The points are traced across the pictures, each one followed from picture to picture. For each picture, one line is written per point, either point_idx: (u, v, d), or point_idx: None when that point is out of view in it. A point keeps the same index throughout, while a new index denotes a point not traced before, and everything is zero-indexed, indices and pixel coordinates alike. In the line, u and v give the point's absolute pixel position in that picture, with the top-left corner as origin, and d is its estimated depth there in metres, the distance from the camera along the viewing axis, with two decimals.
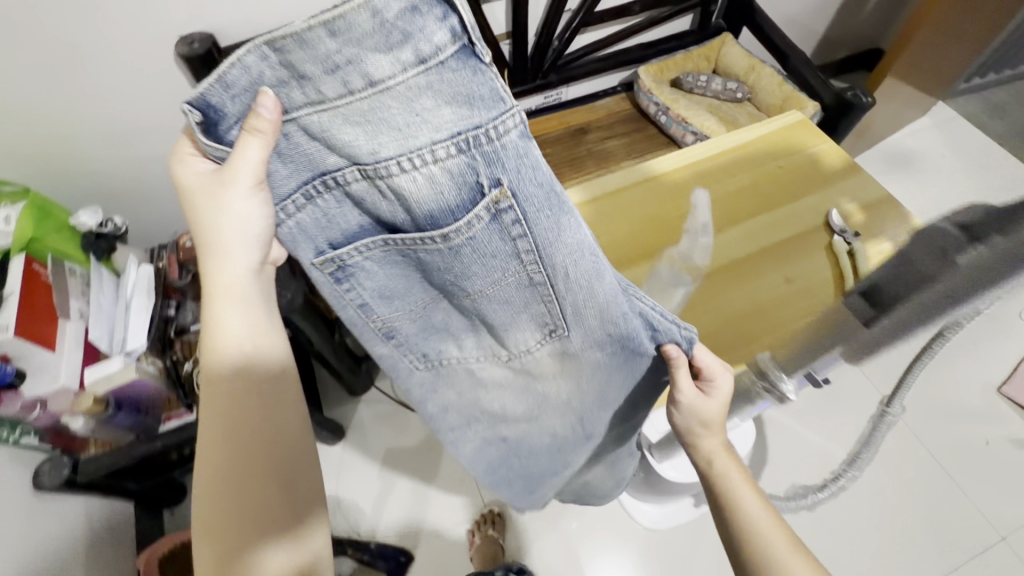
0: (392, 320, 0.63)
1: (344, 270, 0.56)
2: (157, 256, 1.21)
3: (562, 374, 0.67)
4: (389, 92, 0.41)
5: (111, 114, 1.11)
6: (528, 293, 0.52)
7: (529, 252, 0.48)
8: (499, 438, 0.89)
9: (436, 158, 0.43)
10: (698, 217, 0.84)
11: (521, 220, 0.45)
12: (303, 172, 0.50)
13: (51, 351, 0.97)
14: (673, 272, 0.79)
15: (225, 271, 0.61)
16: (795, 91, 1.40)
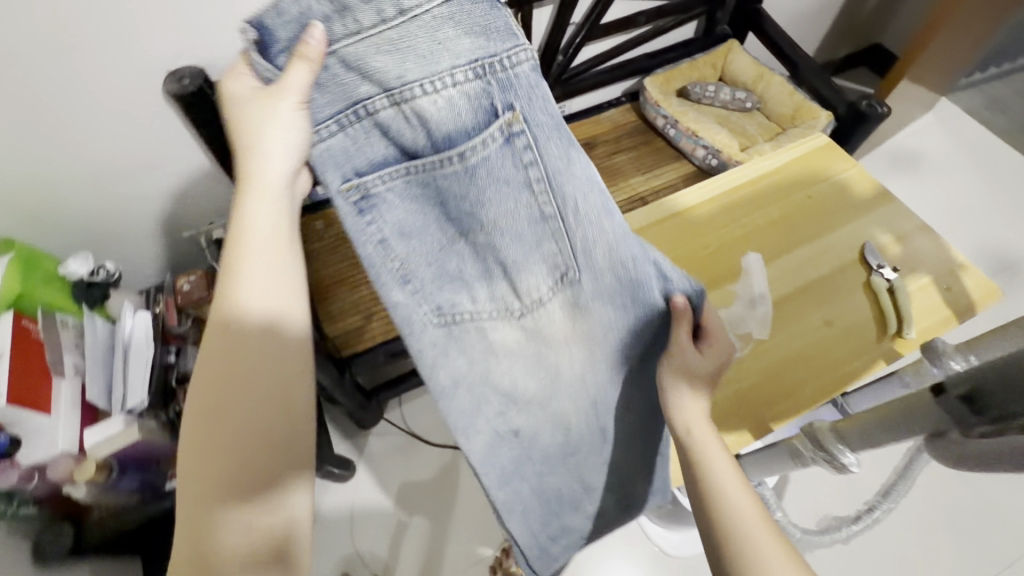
0: (409, 264, 0.58)
1: (367, 198, 0.54)
2: (153, 300, 1.16)
3: (575, 339, 0.64)
4: (417, 20, 0.48)
5: (95, 154, 1.05)
6: (539, 227, 0.54)
7: (540, 181, 0.52)
8: (512, 432, 0.72)
9: (456, 82, 0.48)
10: (751, 287, 0.77)
11: (532, 146, 0.50)
12: (338, 102, 0.51)
13: (45, 415, 0.91)
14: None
15: (261, 177, 0.57)
16: (806, 101, 1.37)
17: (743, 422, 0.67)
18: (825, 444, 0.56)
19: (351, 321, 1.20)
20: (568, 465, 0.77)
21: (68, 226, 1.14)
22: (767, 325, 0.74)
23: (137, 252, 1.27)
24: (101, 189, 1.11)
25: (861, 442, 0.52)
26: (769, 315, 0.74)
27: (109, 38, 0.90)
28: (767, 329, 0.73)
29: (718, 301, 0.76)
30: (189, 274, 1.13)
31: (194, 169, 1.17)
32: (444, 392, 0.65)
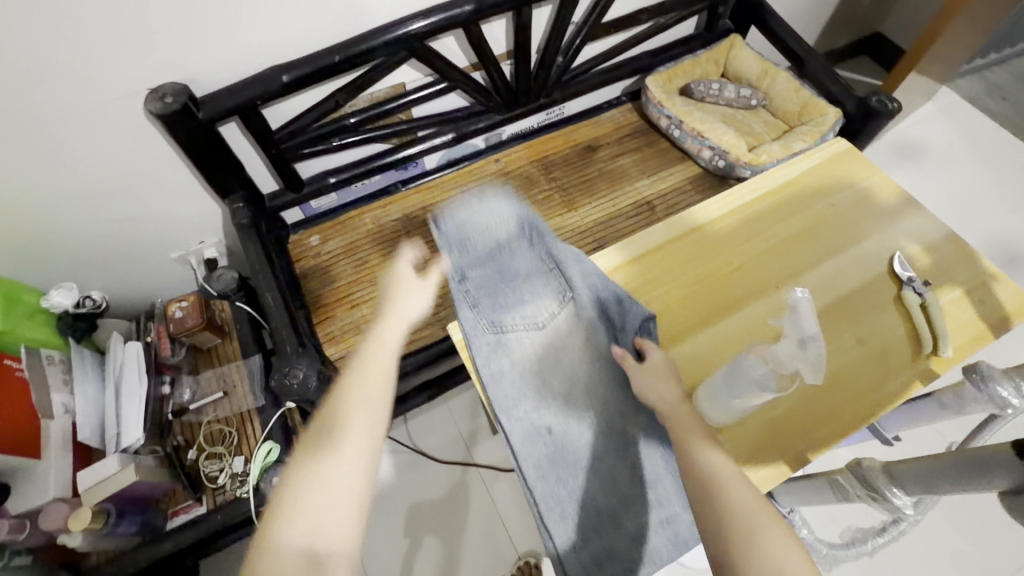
0: (478, 303, 0.77)
1: (463, 288, 0.77)
2: (144, 328, 1.11)
3: (579, 349, 0.75)
4: (493, 199, 0.82)
5: (76, 178, 0.99)
6: (551, 278, 0.78)
7: (550, 257, 0.79)
8: (545, 430, 0.72)
9: (510, 219, 0.80)
10: (799, 325, 0.54)
11: (546, 239, 0.80)
12: (451, 238, 0.78)
13: (34, 459, 0.91)
14: (762, 379, 0.57)
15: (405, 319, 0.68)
16: (814, 97, 1.33)
17: (780, 454, 0.63)
18: (874, 484, 0.55)
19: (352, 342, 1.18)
20: (593, 465, 0.70)
21: (51, 254, 1.08)
22: (819, 371, 0.54)
23: (126, 275, 1.21)
24: (84, 213, 1.05)
25: (917, 485, 0.51)
26: (822, 357, 0.54)
27: (85, 57, 0.84)
28: (820, 374, 0.54)
29: (762, 336, 0.71)
30: (181, 299, 1.07)
31: (182, 189, 1.11)
32: (493, 377, 0.74)
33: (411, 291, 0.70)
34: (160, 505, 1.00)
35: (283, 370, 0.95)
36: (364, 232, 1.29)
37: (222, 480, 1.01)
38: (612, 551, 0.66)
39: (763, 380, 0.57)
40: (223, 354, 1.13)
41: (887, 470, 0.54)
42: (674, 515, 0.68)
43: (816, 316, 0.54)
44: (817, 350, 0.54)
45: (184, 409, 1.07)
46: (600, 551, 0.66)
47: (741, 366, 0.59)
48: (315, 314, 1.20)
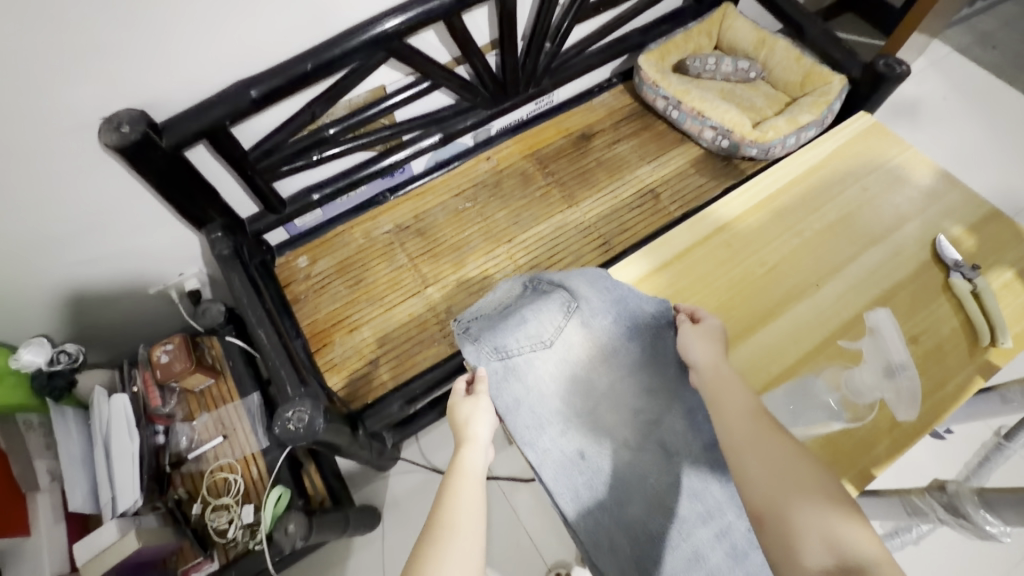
0: (480, 337, 0.68)
1: (466, 331, 0.70)
2: (127, 376, 1.02)
3: (598, 360, 0.66)
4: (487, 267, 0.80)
5: (32, 223, 0.89)
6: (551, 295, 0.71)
7: (549, 285, 0.73)
8: (578, 456, 0.62)
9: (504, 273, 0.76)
10: (886, 352, 0.64)
11: (542, 277, 0.75)
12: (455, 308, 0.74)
13: (26, 536, 0.85)
14: (835, 408, 0.62)
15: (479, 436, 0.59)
16: (816, 65, 1.26)
17: (843, 471, 0.59)
18: (962, 508, 0.52)
19: (355, 368, 1.11)
20: (641, 489, 0.61)
21: (16, 305, 0.99)
22: (916, 402, 0.61)
23: (101, 317, 1.12)
24: (47, 258, 0.96)
25: (1012, 509, 0.48)
26: (915, 387, 0.62)
27: (26, 91, 0.74)
28: (916, 405, 0.61)
29: (847, 361, 0.65)
30: (165, 341, 0.98)
31: (154, 222, 1.02)
32: (508, 409, 0.64)
33: (478, 408, 0.61)
34: (169, 565, 0.92)
35: (283, 414, 0.85)
36: (354, 248, 1.21)
37: (233, 533, 0.93)
38: None
39: (833, 407, 0.62)
40: (217, 394, 1.04)
41: (979, 492, 0.52)
42: (730, 527, 0.58)
43: (901, 338, 0.64)
44: (906, 377, 0.62)
45: (182, 458, 0.99)
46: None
47: (814, 390, 0.63)
48: (313, 342, 1.12)
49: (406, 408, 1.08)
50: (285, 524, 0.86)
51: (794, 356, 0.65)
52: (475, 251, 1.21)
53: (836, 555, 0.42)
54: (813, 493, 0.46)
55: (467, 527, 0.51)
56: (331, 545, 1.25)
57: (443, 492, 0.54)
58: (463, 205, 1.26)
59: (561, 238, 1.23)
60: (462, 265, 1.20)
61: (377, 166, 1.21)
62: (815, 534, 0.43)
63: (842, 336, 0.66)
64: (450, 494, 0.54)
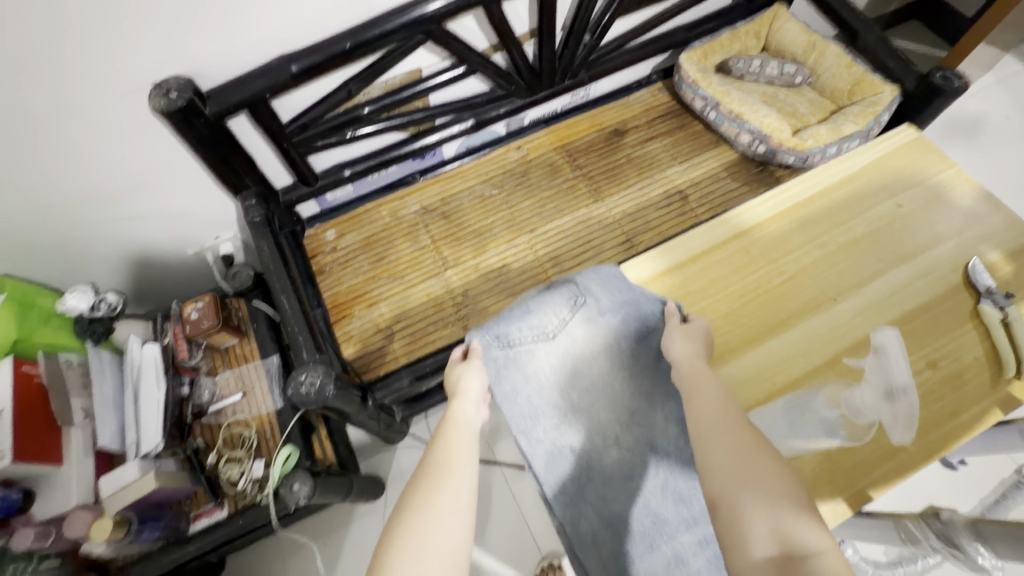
0: (487, 326, 0.68)
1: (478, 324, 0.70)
2: (160, 329, 1.09)
3: (600, 358, 0.65)
4: None
5: (83, 179, 0.96)
6: (558, 292, 0.69)
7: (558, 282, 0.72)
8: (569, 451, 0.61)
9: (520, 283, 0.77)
10: (890, 373, 0.62)
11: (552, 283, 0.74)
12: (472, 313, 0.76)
13: (57, 465, 0.89)
14: (830, 422, 0.60)
15: (470, 400, 0.61)
16: (867, 73, 1.21)
17: (838, 489, 0.57)
18: (956, 539, 0.51)
19: (371, 341, 1.14)
20: (627, 490, 0.59)
21: (66, 255, 1.07)
22: (911, 427, 0.60)
23: (142, 271, 1.19)
24: (97, 212, 1.03)
25: (1006, 546, 0.46)
26: (912, 413, 0.60)
27: (86, 58, 0.80)
28: (910, 431, 0.60)
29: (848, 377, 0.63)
30: (197, 299, 1.05)
31: (195, 185, 1.08)
32: (505, 397, 0.64)
33: (470, 371, 0.64)
34: (182, 507, 0.99)
35: (295, 377, 0.89)
36: (381, 226, 1.25)
37: (243, 485, 0.99)
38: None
39: (829, 423, 0.60)
40: (241, 353, 1.10)
41: (973, 525, 0.50)
42: (715, 534, 0.56)
43: (906, 361, 0.63)
44: (905, 402, 0.61)
45: (203, 411, 1.05)
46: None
47: (811, 406, 0.61)
48: (333, 313, 1.16)
49: (415, 385, 1.11)
50: (291, 482, 0.91)
51: (799, 370, 0.64)
52: (498, 238, 1.22)
53: (781, 543, 0.40)
54: (762, 477, 0.45)
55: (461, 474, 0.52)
56: (334, 509, 1.30)
57: (437, 440, 0.56)
58: (490, 192, 1.28)
59: (584, 231, 1.23)
60: (482, 251, 1.21)
61: (409, 148, 1.23)
62: (763, 523, 0.42)
63: (848, 351, 0.64)
64: (442, 443, 0.56)
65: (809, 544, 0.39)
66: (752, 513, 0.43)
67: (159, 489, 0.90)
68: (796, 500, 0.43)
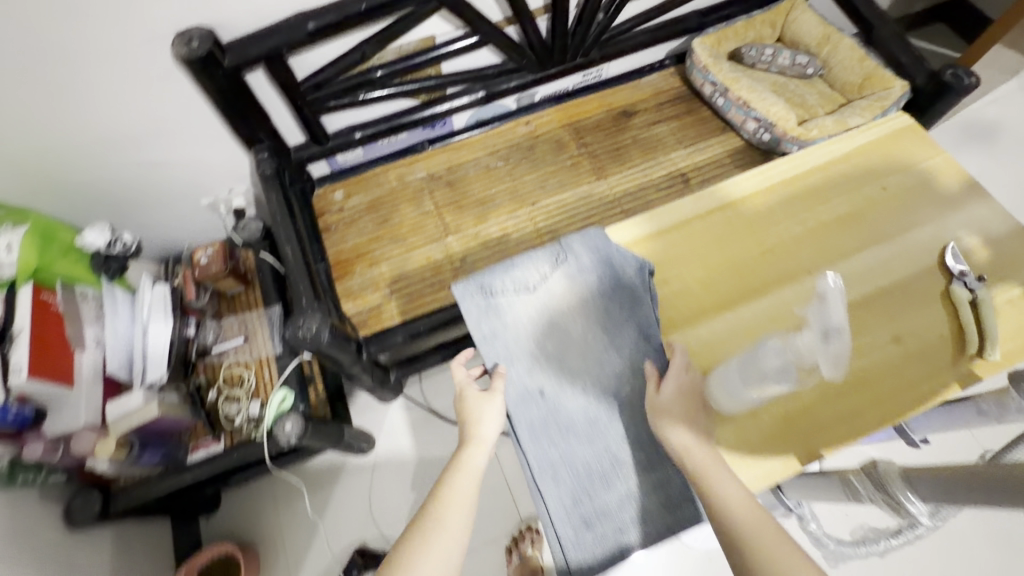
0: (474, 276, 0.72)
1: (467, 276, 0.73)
2: (171, 271, 1.15)
3: (576, 311, 0.68)
4: None
5: (105, 122, 1.01)
6: (542, 249, 0.72)
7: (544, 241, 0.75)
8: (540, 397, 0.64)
9: None
10: (824, 316, 0.52)
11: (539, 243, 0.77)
12: None
13: (68, 387, 0.93)
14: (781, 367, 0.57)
15: (475, 446, 0.63)
16: (879, 68, 1.21)
17: (792, 446, 0.61)
18: (889, 488, 0.56)
19: (369, 299, 1.18)
20: (590, 432, 0.62)
21: (86, 195, 1.13)
22: (837, 365, 0.53)
23: (156, 217, 1.25)
24: (118, 156, 1.08)
25: (942, 488, 0.49)
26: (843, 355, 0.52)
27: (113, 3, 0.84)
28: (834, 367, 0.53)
29: (786, 326, 0.66)
30: (207, 246, 1.10)
31: (211, 137, 1.12)
32: (483, 340, 0.67)
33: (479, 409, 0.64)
34: (182, 438, 1.06)
35: (294, 321, 0.93)
36: (387, 189, 1.29)
37: (239, 422, 1.05)
38: (604, 513, 0.59)
39: (781, 370, 0.57)
40: (245, 301, 1.16)
41: (904, 476, 0.55)
42: (668, 479, 0.60)
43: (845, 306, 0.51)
44: (839, 344, 0.51)
45: (207, 351, 1.11)
46: (592, 512, 0.59)
47: (759, 355, 0.58)
48: (335, 269, 1.21)
49: (410, 342, 1.15)
50: (283, 422, 0.97)
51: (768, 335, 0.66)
52: (500, 209, 1.26)
53: None
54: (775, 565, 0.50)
55: (455, 529, 0.59)
56: (326, 460, 1.35)
57: (442, 484, 0.63)
58: (496, 163, 1.31)
59: (585, 207, 1.25)
60: (484, 220, 1.24)
61: (419, 115, 1.27)
62: None
63: (795, 301, 0.68)
64: (447, 489, 0.62)
65: None
66: None
67: (161, 417, 0.96)
68: None
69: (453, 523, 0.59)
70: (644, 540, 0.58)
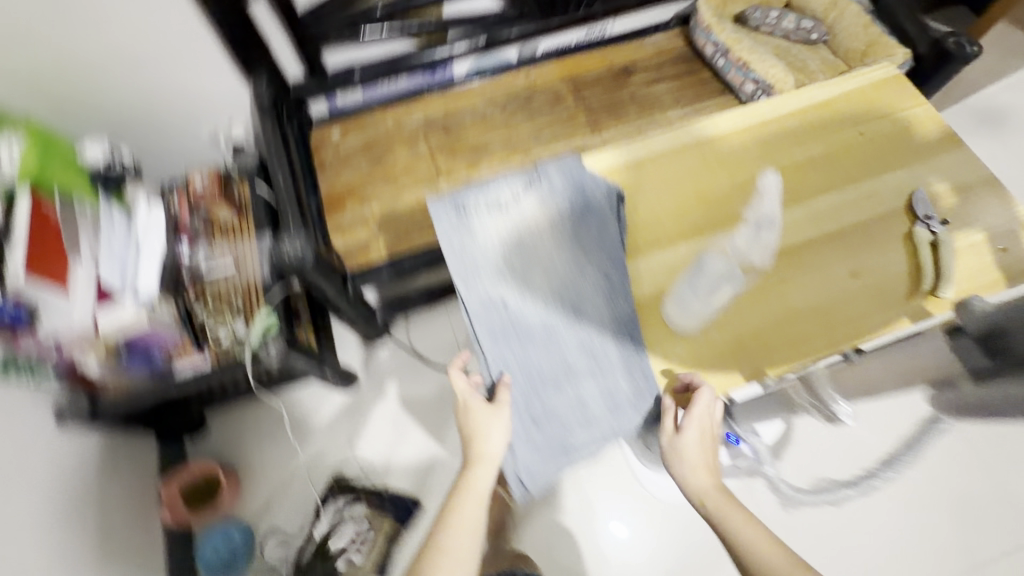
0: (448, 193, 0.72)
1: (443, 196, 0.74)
2: (166, 194, 1.19)
3: (545, 232, 0.70)
4: None
5: (106, 40, 1.02)
6: (517, 172, 0.73)
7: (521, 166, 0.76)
8: (503, 308, 0.67)
9: None
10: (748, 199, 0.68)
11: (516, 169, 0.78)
12: None
13: (63, 297, 0.93)
14: (725, 274, 0.66)
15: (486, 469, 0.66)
16: (882, 37, 1.18)
17: (739, 365, 0.63)
18: (802, 386, 0.60)
19: (358, 235, 1.20)
20: (547, 341, 0.66)
21: (89, 113, 1.15)
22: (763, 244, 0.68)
23: (155, 143, 1.27)
24: (118, 77, 1.10)
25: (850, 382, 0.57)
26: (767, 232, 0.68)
27: None
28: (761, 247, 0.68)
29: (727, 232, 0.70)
30: (200, 171, 1.21)
31: (210, 65, 1.12)
32: (452, 252, 0.69)
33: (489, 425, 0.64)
34: (170, 354, 1.09)
35: (280, 243, 0.96)
36: (383, 131, 1.30)
37: (226, 338, 1.10)
38: (551, 412, 0.64)
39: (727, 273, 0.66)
40: (237, 228, 1.18)
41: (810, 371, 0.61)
42: (617, 388, 0.64)
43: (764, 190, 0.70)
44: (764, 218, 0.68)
45: (198, 274, 1.13)
46: (540, 411, 0.64)
47: (705, 265, 0.67)
48: (327, 204, 1.23)
49: (394, 279, 1.18)
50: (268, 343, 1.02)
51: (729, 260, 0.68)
52: (492, 156, 1.27)
53: None
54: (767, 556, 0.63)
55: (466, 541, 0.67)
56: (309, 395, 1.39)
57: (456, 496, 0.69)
58: (492, 112, 1.32)
59: None
60: (476, 166, 1.26)
61: (418, 59, 1.29)
62: None
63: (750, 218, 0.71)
64: (457, 505, 0.68)
65: None
66: None
67: (150, 325, 1.01)
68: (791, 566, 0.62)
69: (462, 540, 0.67)
70: (587, 439, 0.64)
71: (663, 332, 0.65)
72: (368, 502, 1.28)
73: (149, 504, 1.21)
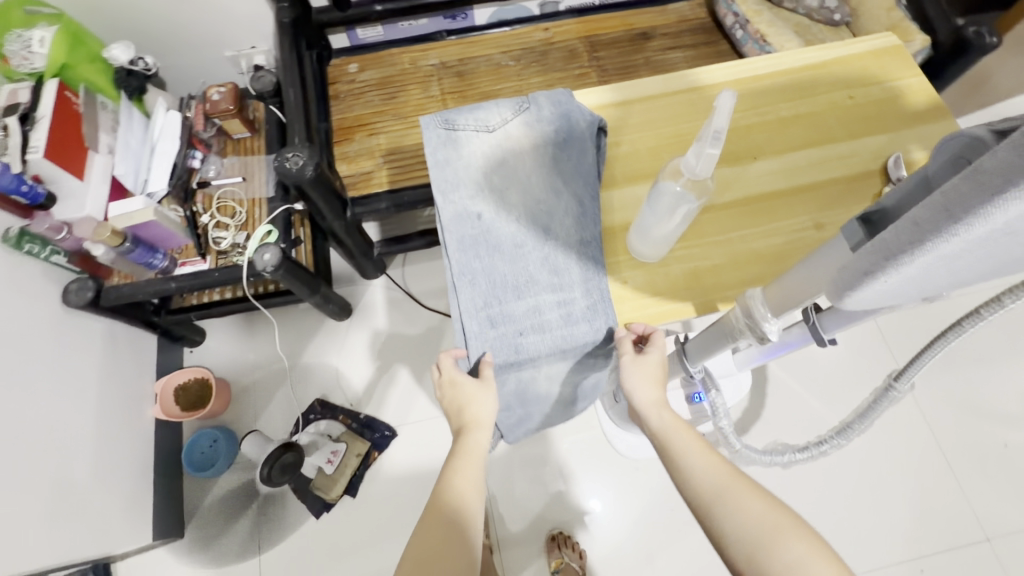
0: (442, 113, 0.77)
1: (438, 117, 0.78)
2: (184, 104, 1.23)
3: (526, 154, 0.73)
4: None
5: None
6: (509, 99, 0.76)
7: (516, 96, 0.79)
8: (476, 220, 0.71)
9: None
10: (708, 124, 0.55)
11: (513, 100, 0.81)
12: None
13: (79, 180, 1.03)
14: (679, 193, 0.60)
15: (474, 437, 0.69)
16: (904, 19, 1.13)
17: (691, 296, 0.66)
18: (750, 312, 0.58)
19: (362, 165, 1.24)
20: (513, 254, 0.70)
21: (118, 22, 1.20)
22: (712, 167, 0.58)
23: (178, 61, 1.32)
24: None
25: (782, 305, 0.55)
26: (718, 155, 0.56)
27: None
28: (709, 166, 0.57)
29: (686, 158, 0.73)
30: (220, 85, 1.15)
31: None
32: (436, 164, 0.73)
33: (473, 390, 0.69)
34: (174, 254, 1.16)
35: (283, 154, 1.00)
36: (399, 69, 1.33)
37: (227, 246, 1.14)
38: (509, 317, 0.68)
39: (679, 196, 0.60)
40: (249, 147, 1.24)
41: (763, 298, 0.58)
42: (573, 300, 0.67)
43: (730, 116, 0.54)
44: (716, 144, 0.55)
45: (206, 183, 1.19)
46: (497, 315, 0.68)
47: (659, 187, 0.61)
48: (337, 133, 1.27)
49: (391, 211, 1.21)
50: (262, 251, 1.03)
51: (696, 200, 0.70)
52: None
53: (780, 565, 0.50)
54: (742, 507, 0.55)
55: (475, 509, 0.63)
56: (304, 319, 1.45)
57: (450, 467, 0.66)
58: (507, 62, 1.33)
59: None
60: None
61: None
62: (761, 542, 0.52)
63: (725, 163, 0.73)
64: (456, 478, 0.65)
65: (789, 552, 0.50)
66: (748, 538, 0.53)
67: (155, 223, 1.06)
68: (766, 509, 0.54)
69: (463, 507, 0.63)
70: (540, 343, 0.68)
71: (624, 259, 0.68)
72: (346, 424, 1.35)
73: (144, 398, 1.27)
